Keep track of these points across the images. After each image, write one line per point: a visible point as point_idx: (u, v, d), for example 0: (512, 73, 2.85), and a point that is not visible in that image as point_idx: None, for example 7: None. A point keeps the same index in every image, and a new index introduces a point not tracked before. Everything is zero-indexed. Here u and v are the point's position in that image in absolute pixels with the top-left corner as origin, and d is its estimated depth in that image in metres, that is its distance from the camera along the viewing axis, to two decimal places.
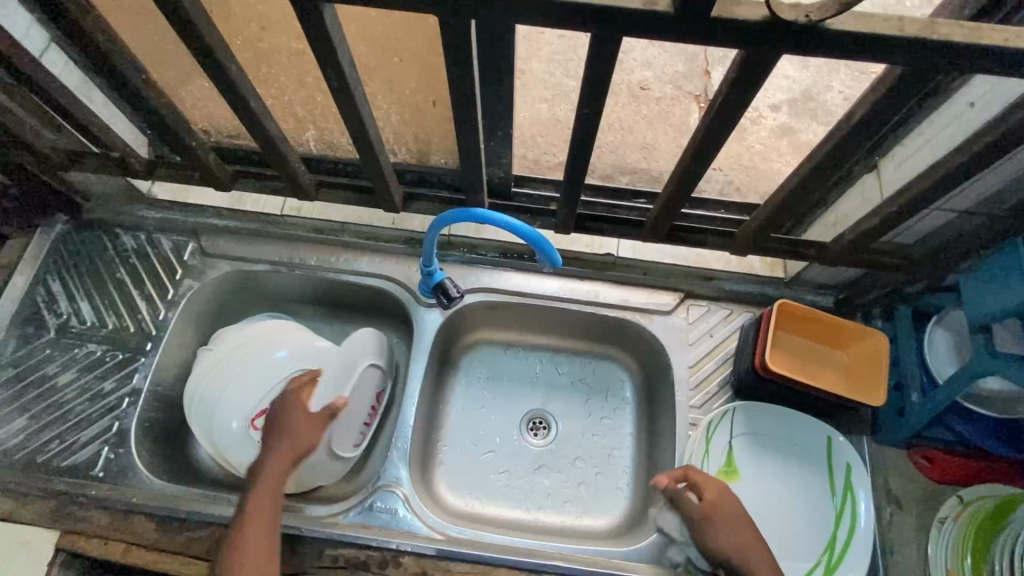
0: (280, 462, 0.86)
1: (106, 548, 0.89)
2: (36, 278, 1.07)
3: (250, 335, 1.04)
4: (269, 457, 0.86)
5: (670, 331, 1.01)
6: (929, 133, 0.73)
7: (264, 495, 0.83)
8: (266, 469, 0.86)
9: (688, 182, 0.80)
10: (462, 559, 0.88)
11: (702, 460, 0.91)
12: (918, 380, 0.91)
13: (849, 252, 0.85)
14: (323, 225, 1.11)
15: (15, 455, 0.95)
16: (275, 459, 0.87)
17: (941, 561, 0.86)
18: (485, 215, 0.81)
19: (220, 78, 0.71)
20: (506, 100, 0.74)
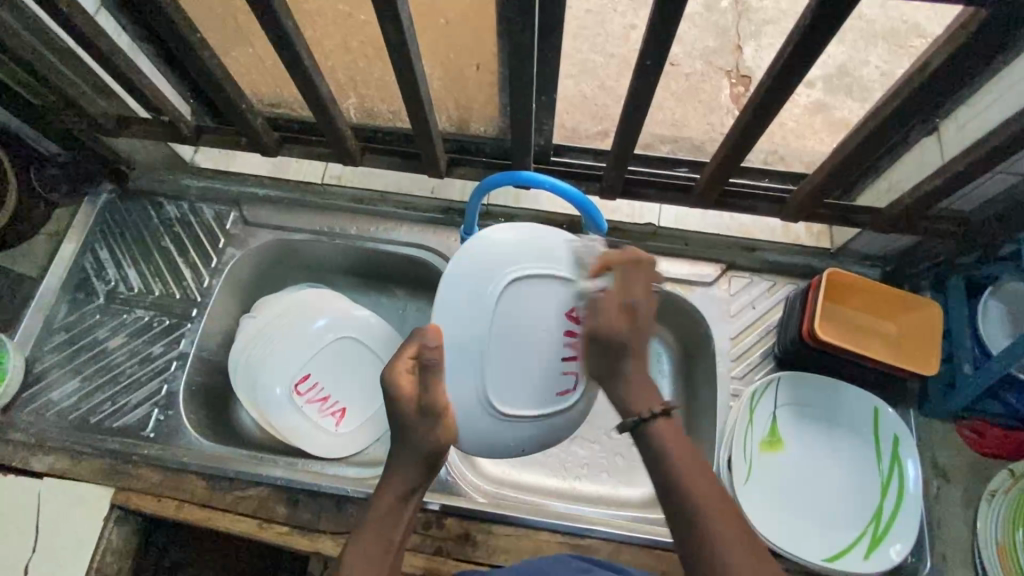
0: (420, 460, 0.67)
1: (158, 505, 0.92)
2: (85, 245, 1.09)
3: (292, 302, 1.06)
4: (406, 448, 0.67)
5: (712, 303, 0.99)
6: (997, 91, 0.71)
7: (391, 501, 0.66)
8: (398, 469, 0.67)
9: (745, 142, 0.80)
10: (503, 522, 0.89)
11: (746, 427, 0.89)
12: (971, 351, 0.88)
13: (904, 218, 0.83)
14: (362, 195, 1.11)
15: (70, 415, 0.98)
16: (412, 458, 0.66)
17: (990, 533, 0.84)
18: (531, 178, 0.81)
19: (277, 32, 0.72)
20: (555, 60, 0.73)
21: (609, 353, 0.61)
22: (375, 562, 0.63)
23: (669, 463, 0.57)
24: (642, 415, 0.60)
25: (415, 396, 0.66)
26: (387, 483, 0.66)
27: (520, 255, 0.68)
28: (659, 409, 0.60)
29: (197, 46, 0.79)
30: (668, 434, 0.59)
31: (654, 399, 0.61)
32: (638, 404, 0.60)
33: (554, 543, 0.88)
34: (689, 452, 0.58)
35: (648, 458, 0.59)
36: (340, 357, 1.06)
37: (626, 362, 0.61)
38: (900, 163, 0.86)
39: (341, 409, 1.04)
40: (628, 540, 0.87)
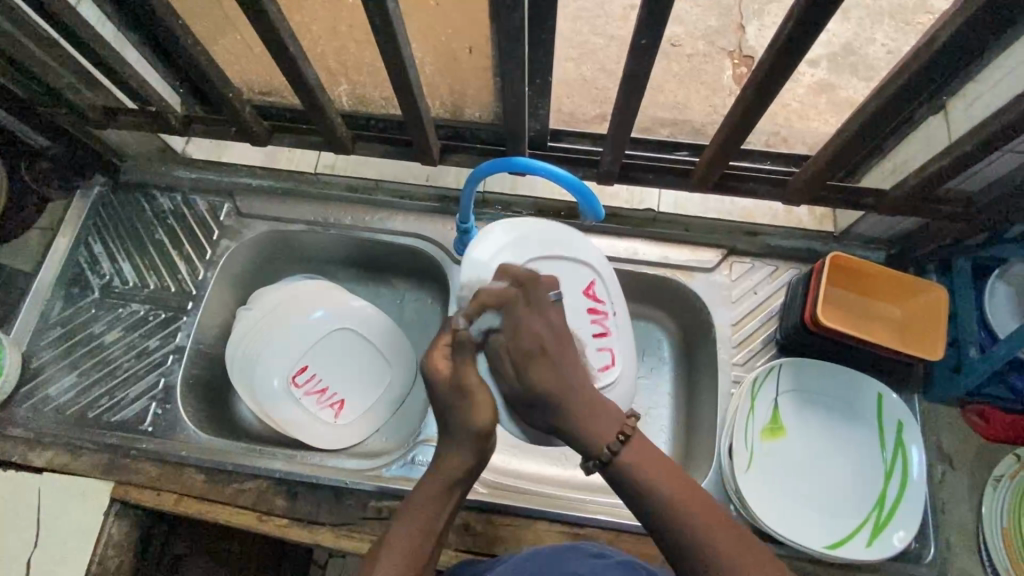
0: (469, 446, 0.66)
1: (157, 499, 0.92)
2: (79, 239, 1.08)
3: (287, 294, 1.05)
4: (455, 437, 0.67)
5: (713, 289, 0.98)
6: (1006, 67, 0.68)
7: (437, 486, 0.66)
8: (450, 453, 0.67)
9: (745, 125, 0.77)
10: (503, 512, 0.88)
11: (748, 416, 0.88)
12: (978, 335, 0.86)
13: (908, 200, 0.81)
14: (356, 183, 1.09)
15: (68, 410, 0.98)
16: (461, 444, 0.67)
17: (995, 519, 0.83)
18: (527, 163, 0.79)
19: (260, 18, 0.70)
20: (549, 42, 0.71)
21: (540, 399, 0.65)
22: (415, 548, 0.63)
23: (637, 479, 0.59)
24: (605, 452, 0.60)
25: (449, 376, 0.68)
26: (438, 470, 0.67)
27: (501, 261, 0.80)
28: (621, 437, 0.61)
29: (180, 34, 0.77)
30: (639, 456, 0.60)
31: (609, 428, 0.62)
32: (602, 435, 0.61)
33: (555, 532, 0.88)
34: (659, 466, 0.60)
35: (621, 489, 0.60)
36: (337, 348, 1.05)
37: (567, 415, 0.63)
38: (905, 144, 0.84)
39: (340, 401, 1.04)
40: (629, 528, 0.87)
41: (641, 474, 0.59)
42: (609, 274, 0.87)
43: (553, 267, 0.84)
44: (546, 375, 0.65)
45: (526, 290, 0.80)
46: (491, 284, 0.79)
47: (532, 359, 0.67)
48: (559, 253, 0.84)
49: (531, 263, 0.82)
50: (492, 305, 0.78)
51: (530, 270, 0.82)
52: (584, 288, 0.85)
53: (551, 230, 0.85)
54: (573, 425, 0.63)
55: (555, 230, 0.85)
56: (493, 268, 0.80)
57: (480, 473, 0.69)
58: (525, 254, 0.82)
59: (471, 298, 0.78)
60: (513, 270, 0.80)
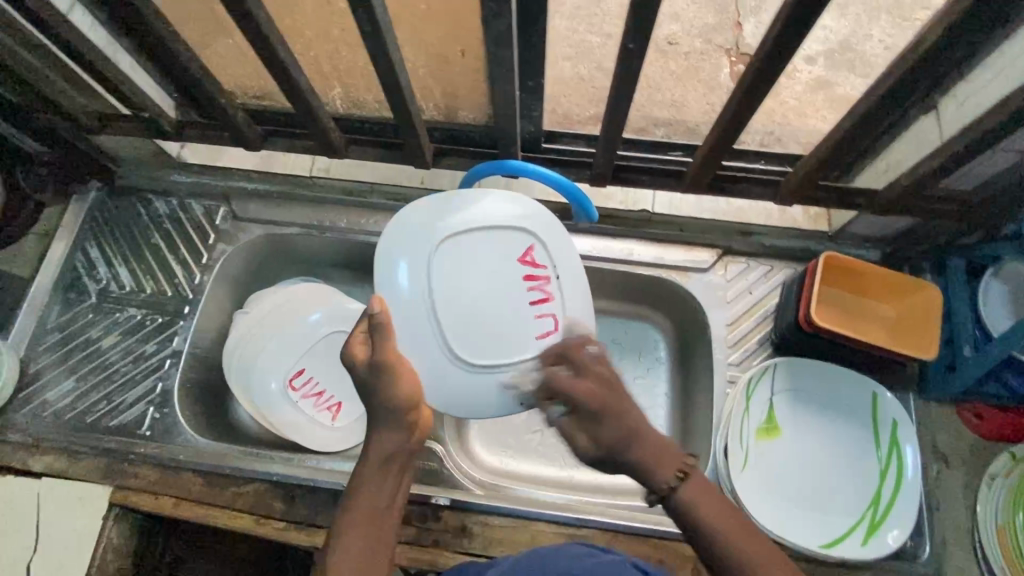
0: (394, 425, 0.66)
1: (156, 503, 0.92)
2: (75, 245, 1.09)
3: (283, 297, 1.05)
4: (384, 420, 0.66)
5: (709, 289, 0.98)
6: (997, 66, 0.68)
7: (372, 472, 0.65)
8: (379, 438, 0.66)
9: (736, 125, 0.77)
10: (499, 514, 0.89)
11: (743, 416, 0.88)
12: (972, 334, 0.86)
13: (899, 199, 0.81)
14: (352, 186, 1.10)
15: (66, 416, 0.98)
16: (390, 426, 0.66)
17: (989, 518, 0.84)
18: (521, 166, 0.79)
19: (249, 25, 0.71)
20: (539, 45, 0.71)
21: (608, 432, 0.58)
22: (367, 530, 0.62)
23: (711, 527, 0.56)
24: (670, 483, 0.58)
25: (368, 358, 0.66)
26: (370, 458, 0.65)
27: (440, 224, 0.77)
28: (682, 473, 0.58)
29: (170, 40, 0.77)
30: (698, 492, 0.58)
31: (670, 461, 0.59)
32: (662, 471, 0.58)
33: (550, 533, 0.88)
34: (730, 519, 0.56)
35: (682, 525, 0.58)
36: (334, 351, 1.06)
37: (628, 443, 0.59)
38: (897, 143, 0.84)
39: (337, 403, 1.04)
40: (626, 529, 0.87)
41: (715, 528, 0.56)
42: (557, 245, 0.80)
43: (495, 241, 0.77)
44: (618, 404, 0.60)
45: (460, 272, 0.76)
46: (415, 271, 0.75)
47: (607, 385, 0.61)
48: (486, 220, 0.77)
49: (463, 245, 0.77)
50: (418, 292, 0.75)
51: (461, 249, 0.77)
52: (521, 254, 0.78)
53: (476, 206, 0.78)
54: (635, 461, 0.59)
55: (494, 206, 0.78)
56: (418, 255, 0.76)
57: (414, 453, 0.68)
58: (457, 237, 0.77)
59: (406, 265, 0.76)
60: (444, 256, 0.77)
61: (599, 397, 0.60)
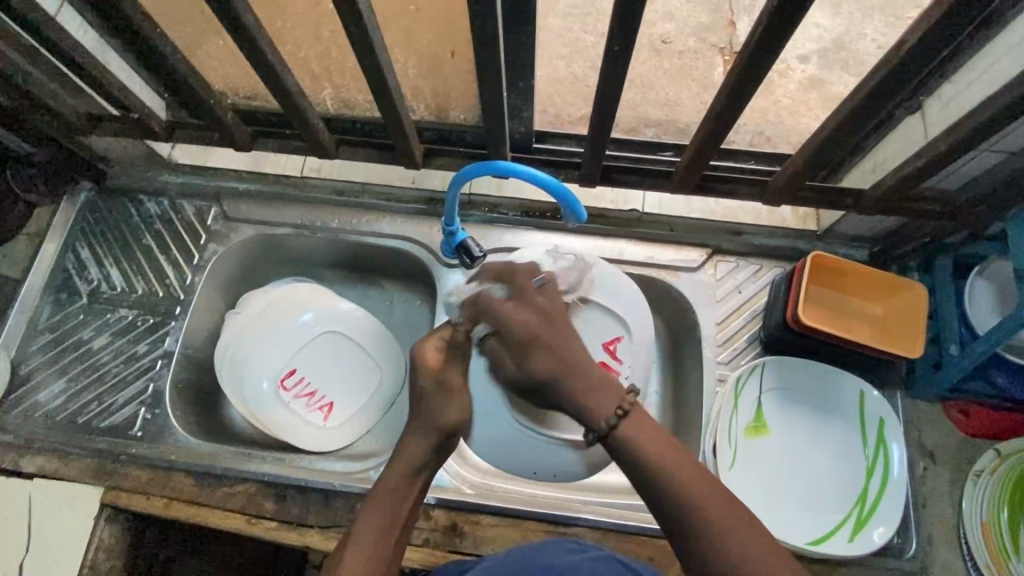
0: (430, 436, 0.69)
1: (147, 503, 0.92)
2: (66, 245, 1.09)
3: (275, 298, 1.05)
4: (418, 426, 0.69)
5: (698, 289, 0.98)
6: (981, 67, 0.68)
7: (399, 475, 0.67)
8: (409, 445, 0.69)
9: (724, 125, 0.78)
10: (490, 512, 0.89)
11: (731, 414, 0.89)
12: (958, 331, 0.87)
13: (886, 199, 0.82)
14: (342, 186, 1.10)
15: (58, 416, 0.98)
16: (419, 439, 0.69)
17: (976, 515, 0.84)
18: (509, 167, 0.79)
19: (236, 27, 0.71)
20: (527, 46, 0.71)
21: (542, 375, 0.65)
22: (382, 532, 0.64)
23: (648, 462, 0.59)
24: (608, 421, 0.61)
25: (438, 370, 0.71)
26: (396, 463, 0.68)
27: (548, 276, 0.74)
28: (621, 412, 0.61)
29: (159, 41, 0.77)
30: (638, 432, 0.61)
31: (614, 400, 0.62)
32: (600, 409, 0.61)
33: (540, 531, 0.89)
34: (660, 443, 0.60)
35: (625, 464, 0.60)
36: (325, 351, 1.06)
37: (562, 379, 0.63)
38: (884, 143, 0.84)
39: (329, 403, 1.04)
40: (615, 527, 0.87)
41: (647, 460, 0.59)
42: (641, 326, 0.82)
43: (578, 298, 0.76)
44: (553, 343, 0.65)
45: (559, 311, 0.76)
46: (523, 300, 0.76)
47: (546, 324, 0.67)
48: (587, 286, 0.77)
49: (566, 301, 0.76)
50: None
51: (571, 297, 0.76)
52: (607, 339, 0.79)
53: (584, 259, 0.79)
54: (575, 403, 0.63)
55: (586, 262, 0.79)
56: (533, 288, 0.76)
57: (439, 464, 0.72)
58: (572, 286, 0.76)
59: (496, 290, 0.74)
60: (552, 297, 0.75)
61: (534, 339, 0.66)
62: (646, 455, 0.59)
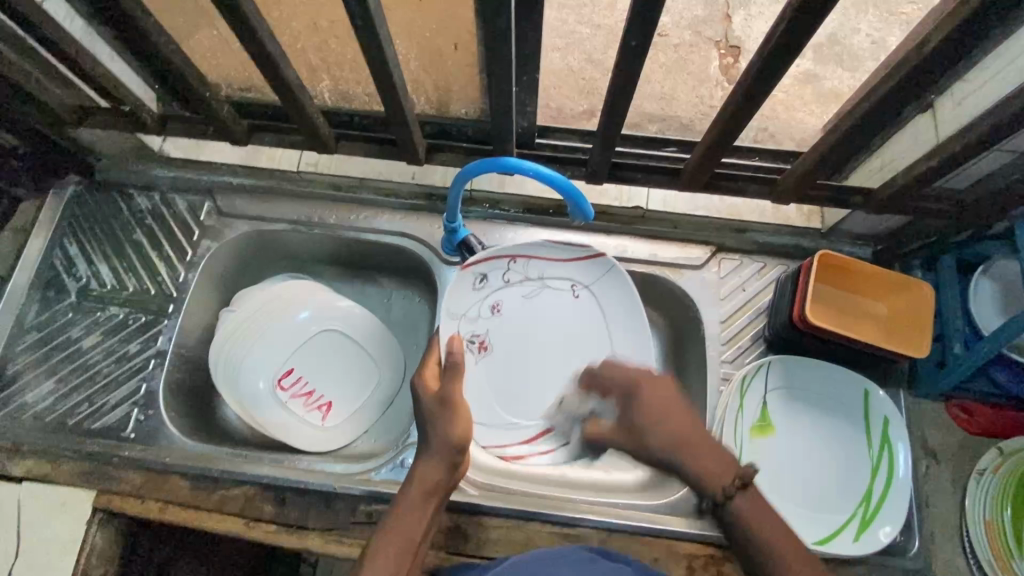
0: (446, 456, 0.74)
1: (141, 507, 0.90)
2: (53, 241, 1.05)
3: (268, 297, 1.03)
4: (432, 452, 0.74)
5: (703, 286, 0.98)
6: (995, 66, 0.68)
7: (418, 499, 0.71)
8: (426, 467, 0.73)
9: (737, 124, 0.76)
10: (494, 513, 0.88)
11: (736, 414, 0.89)
12: (963, 331, 0.87)
13: (895, 199, 0.81)
14: (340, 181, 1.07)
15: (47, 418, 0.95)
16: (428, 455, 0.74)
17: (979, 512, 0.85)
18: (515, 164, 0.78)
19: (234, 17, 0.68)
20: (536, 38, 0.69)
21: (633, 435, 0.79)
22: (398, 552, 0.67)
23: (766, 547, 0.62)
24: (721, 493, 0.67)
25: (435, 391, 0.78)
26: (415, 483, 0.73)
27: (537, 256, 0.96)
28: (740, 481, 0.67)
29: (151, 31, 0.74)
30: (753, 509, 0.65)
31: (728, 473, 0.68)
32: (721, 478, 0.68)
33: (545, 533, 0.87)
34: (784, 535, 0.63)
35: (731, 533, 0.66)
36: (320, 350, 1.03)
37: (686, 456, 0.71)
38: (893, 141, 0.83)
39: (327, 403, 1.02)
40: (619, 528, 0.87)
41: (748, 519, 0.64)
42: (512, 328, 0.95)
43: (570, 266, 0.96)
44: (641, 420, 0.78)
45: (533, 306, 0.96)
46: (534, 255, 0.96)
47: (631, 429, 0.79)
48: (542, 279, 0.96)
49: (567, 279, 0.97)
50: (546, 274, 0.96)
51: (507, 304, 0.96)
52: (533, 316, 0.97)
53: (477, 262, 0.94)
54: (687, 462, 0.71)
55: (487, 261, 0.95)
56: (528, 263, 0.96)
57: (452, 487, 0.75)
58: (508, 293, 0.96)
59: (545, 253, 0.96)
60: (490, 344, 0.95)
61: (641, 408, 0.79)
62: (763, 530, 0.63)
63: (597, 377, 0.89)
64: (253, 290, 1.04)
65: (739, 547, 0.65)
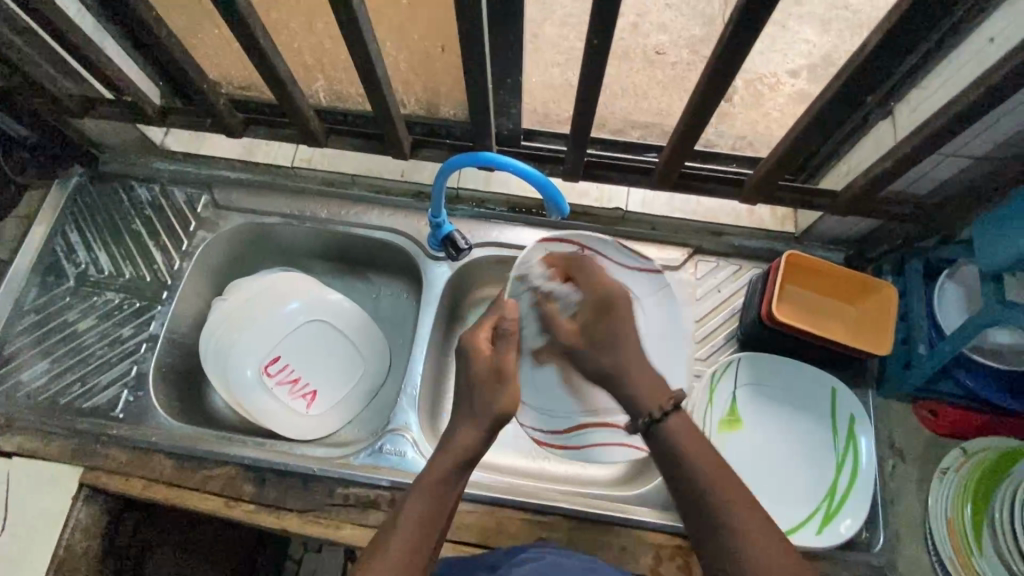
0: (484, 427, 0.70)
1: (126, 484, 0.93)
2: (56, 228, 1.10)
3: (259, 285, 1.06)
4: (473, 416, 0.71)
5: (678, 286, 1.01)
6: (945, 74, 0.71)
7: (448, 470, 0.69)
8: (461, 437, 0.70)
9: (700, 126, 0.80)
10: (468, 499, 0.90)
11: (705, 408, 0.91)
12: (927, 332, 0.90)
13: (858, 201, 0.84)
14: (332, 177, 1.13)
15: (40, 397, 0.99)
16: (466, 425, 0.71)
17: (940, 509, 0.86)
18: (495, 159, 0.81)
19: (232, 15, 0.73)
20: (512, 40, 0.73)
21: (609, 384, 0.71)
22: (422, 526, 0.66)
23: (681, 452, 0.65)
24: (652, 413, 0.67)
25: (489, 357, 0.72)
26: (450, 450, 0.69)
27: (614, 260, 0.80)
28: (667, 407, 0.67)
29: (155, 26, 0.79)
30: (683, 426, 0.66)
31: (664, 396, 0.68)
32: (648, 401, 0.68)
33: (516, 520, 0.89)
34: (697, 444, 0.65)
35: (665, 465, 0.66)
36: (305, 339, 1.06)
37: (626, 381, 0.70)
38: (857, 147, 0.87)
39: (312, 391, 1.05)
40: (588, 516, 0.89)
41: (702, 473, 0.63)
42: None
43: (635, 275, 0.80)
44: (602, 333, 0.72)
45: None
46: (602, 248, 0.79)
47: (603, 311, 0.74)
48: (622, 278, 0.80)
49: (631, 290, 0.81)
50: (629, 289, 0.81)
51: None
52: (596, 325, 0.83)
53: (547, 245, 0.79)
54: (630, 390, 0.69)
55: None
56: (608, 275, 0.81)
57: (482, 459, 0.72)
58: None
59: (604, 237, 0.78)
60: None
61: (590, 331, 0.74)
62: (690, 454, 0.65)
63: (576, 267, 0.77)
64: (248, 278, 1.08)
65: (664, 460, 0.67)
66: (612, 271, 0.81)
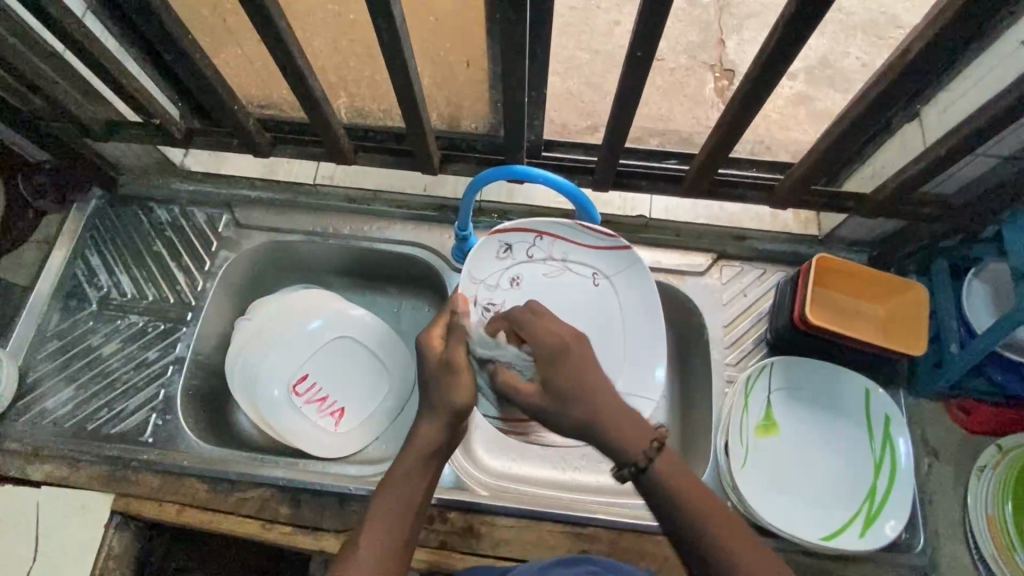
0: (447, 421, 0.68)
1: (160, 509, 0.92)
2: (75, 252, 1.09)
3: (286, 304, 1.06)
4: (435, 407, 0.69)
5: (706, 292, 1.01)
6: (975, 77, 0.72)
7: (414, 462, 0.67)
8: (424, 430, 0.68)
9: (732, 134, 0.80)
10: (507, 514, 0.89)
11: (741, 414, 0.91)
12: (957, 331, 0.90)
13: (888, 203, 0.85)
14: (354, 194, 1.12)
15: (67, 424, 0.97)
16: (429, 415, 0.69)
17: (980, 508, 0.86)
18: (524, 171, 0.82)
19: (270, 37, 0.73)
20: (545, 54, 0.74)
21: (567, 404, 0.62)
22: (391, 524, 0.64)
23: (679, 495, 0.59)
24: (638, 461, 0.60)
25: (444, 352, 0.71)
26: (416, 445, 0.68)
27: (572, 245, 0.91)
28: (656, 445, 0.61)
29: (189, 49, 0.79)
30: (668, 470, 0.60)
31: (645, 438, 0.61)
32: (635, 445, 0.60)
33: (557, 533, 0.89)
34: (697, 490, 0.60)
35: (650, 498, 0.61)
36: (331, 357, 1.06)
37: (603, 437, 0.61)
38: (882, 150, 0.88)
39: (340, 409, 1.04)
40: (628, 527, 0.88)
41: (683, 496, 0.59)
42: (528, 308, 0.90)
43: (597, 254, 0.91)
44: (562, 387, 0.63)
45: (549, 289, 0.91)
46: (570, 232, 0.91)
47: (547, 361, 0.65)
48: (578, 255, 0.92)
49: (589, 267, 0.91)
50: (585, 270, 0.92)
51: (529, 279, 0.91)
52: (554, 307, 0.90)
53: (505, 229, 0.90)
54: (604, 429, 0.61)
55: (518, 230, 0.91)
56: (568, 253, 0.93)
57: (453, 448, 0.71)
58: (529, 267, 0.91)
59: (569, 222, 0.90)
60: None
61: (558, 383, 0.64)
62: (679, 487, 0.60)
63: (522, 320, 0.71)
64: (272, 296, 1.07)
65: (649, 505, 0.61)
66: (577, 252, 0.91)
